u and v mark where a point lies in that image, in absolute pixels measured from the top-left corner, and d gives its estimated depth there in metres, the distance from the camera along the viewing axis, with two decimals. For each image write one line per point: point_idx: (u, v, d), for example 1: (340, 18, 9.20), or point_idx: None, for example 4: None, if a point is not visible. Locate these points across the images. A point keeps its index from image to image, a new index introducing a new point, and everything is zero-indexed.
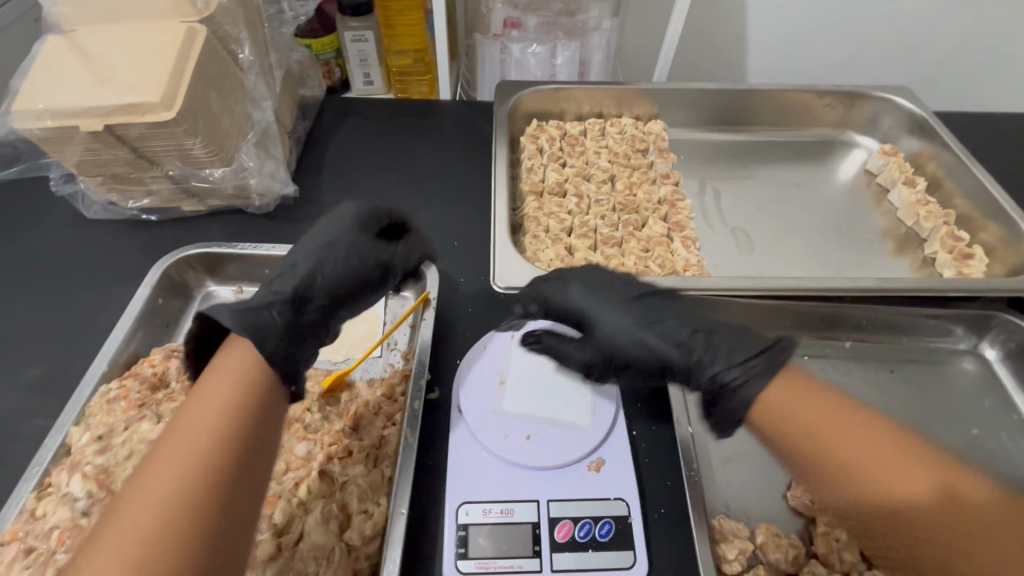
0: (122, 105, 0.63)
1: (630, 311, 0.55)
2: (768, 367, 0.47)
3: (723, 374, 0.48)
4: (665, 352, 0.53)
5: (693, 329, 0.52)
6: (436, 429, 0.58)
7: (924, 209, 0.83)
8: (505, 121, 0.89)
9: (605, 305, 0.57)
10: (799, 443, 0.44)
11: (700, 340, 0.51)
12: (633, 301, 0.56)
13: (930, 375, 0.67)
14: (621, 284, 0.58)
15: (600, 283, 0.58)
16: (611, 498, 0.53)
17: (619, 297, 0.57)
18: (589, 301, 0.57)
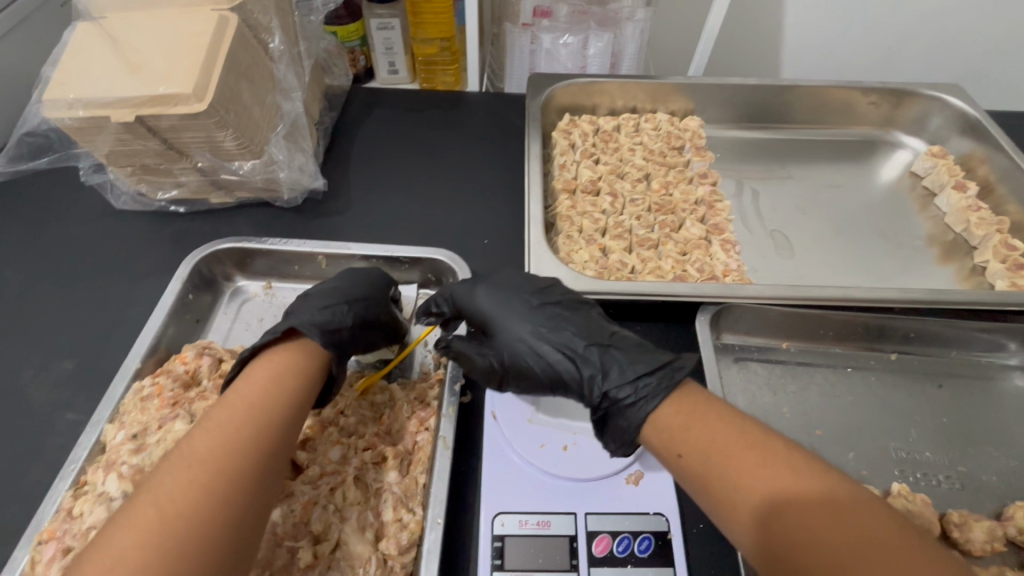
0: (153, 96, 0.61)
1: (528, 317, 0.56)
2: (660, 387, 0.49)
3: (616, 391, 0.50)
4: (554, 364, 0.54)
5: (587, 343, 0.54)
6: (469, 435, 0.57)
7: (975, 215, 0.79)
8: (538, 115, 0.86)
9: (500, 308, 0.57)
10: (688, 456, 0.44)
11: (595, 355, 0.53)
12: (531, 306, 0.57)
13: (980, 391, 0.65)
14: (518, 288, 0.58)
15: (505, 285, 0.59)
16: (650, 513, 0.52)
17: (516, 301, 0.57)
18: (487, 304, 0.58)
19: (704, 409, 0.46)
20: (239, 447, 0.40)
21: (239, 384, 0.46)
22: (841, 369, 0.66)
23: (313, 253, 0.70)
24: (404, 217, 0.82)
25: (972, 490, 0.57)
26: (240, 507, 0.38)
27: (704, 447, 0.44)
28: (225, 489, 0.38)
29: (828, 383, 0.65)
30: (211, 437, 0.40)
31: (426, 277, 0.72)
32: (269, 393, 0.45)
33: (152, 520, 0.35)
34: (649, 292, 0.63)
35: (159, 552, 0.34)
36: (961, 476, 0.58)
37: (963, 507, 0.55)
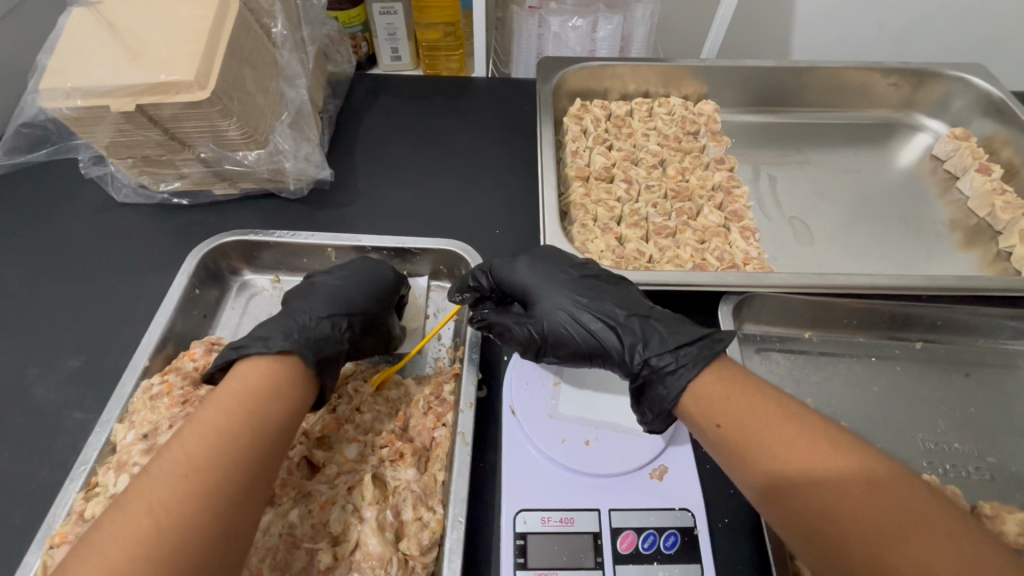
0: (153, 83, 0.59)
1: (570, 289, 0.57)
2: (700, 355, 0.50)
3: (656, 360, 0.51)
4: (593, 333, 0.55)
5: (627, 315, 0.55)
6: (487, 431, 0.56)
7: (1000, 199, 0.77)
8: (549, 100, 0.84)
9: (541, 280, 0.58)
10: (730, 432, 0.44)
11: (635, 327, 0.54)
12: (572, 279, 0.58)
13: (1008, 380, 0.63)
14: (559, 263, 0.60)
15: (546, 259, 0.60)
16: (675, 509, 0.50)
17: (558, 274, 0.59)
18: (528, 274, 0.59)
19: (743, 378, 0.48)
20: (229, 450, 0.39)
21: (235, 382, 0.44)
22: (866, 358, 0.64)
23: (322, 246, 0.68)
24: (413, 207, 0.80)
25: (1003, 481, 0.55)
26: (226, 511, 0.37)
27: (727, 410, 0.45)
28: (214, 497, 0.37)
29: (853, 374, 0.63)
30: (192, 441, 0.39)
31: (438, 268, 0.70)
32: (261, 397, 0.44)
33: (144, 527, 0.34)
34: (669, 282, 0.62)
35: (147, 563, 0.33)
36: (991, 467, 0.56)
37: (995, 499, 0.54)
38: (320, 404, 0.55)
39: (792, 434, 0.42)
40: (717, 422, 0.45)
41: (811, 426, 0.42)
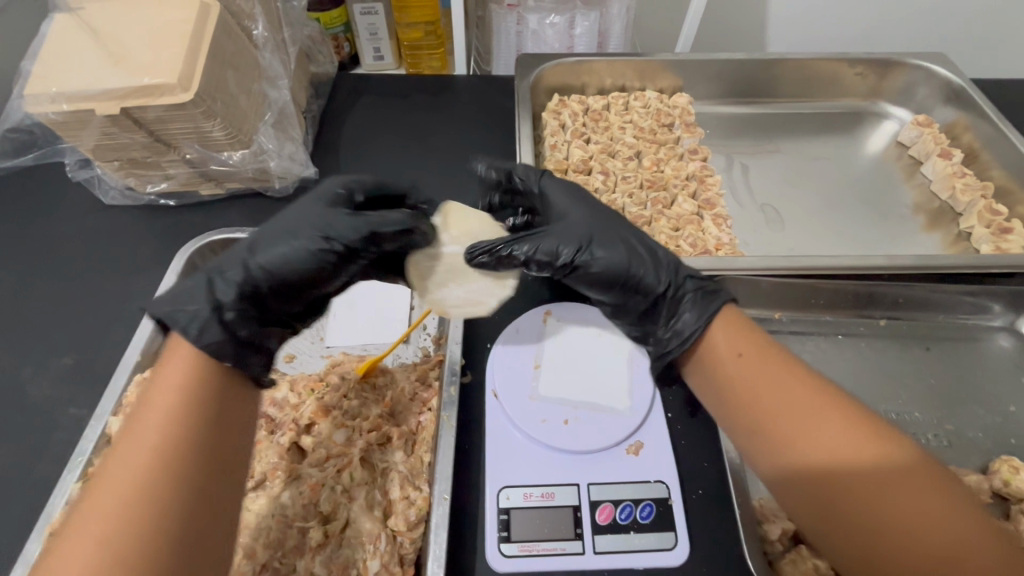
0: (138, 87, 0.61)
1: (608, 230, 0.57)
2: (718, 310, 0.53)
3: (687, 316, 0.53)
4: (630, 276, 0.55)
5: (659, 270, 0.55)
6: (471, 414, 0.58)
7: (960, 181, 0.80)
8: (527, 96, 0.86)
9: (585, 214, 0.58)
10: (753, 412, 0.48)
11: (668, 277, 0.55)
12: (611, 221, 0.58)
13: (966, 353, 0.66)
14: (599, 206, 0.60)
15: (584, 198, 0.60)
16: (650, 481, 0.53)
17: (600, 212, 0.59)
18: (573, 212, 0.58)
19: (776, 354, 0.50)
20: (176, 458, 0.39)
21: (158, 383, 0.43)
22: (833, 336, 0.67)
23: None
24: None
25: (959, 447, 0.59)
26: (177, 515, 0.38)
27: (748, 381, 0.49)
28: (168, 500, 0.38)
29: (820, 351, 0.66)
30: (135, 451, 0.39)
31: None
32: (178, 399, 0.42)
33: (102, 537, 0.35)
34: None
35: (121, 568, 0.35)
36: (949, 434, 0.60)
37: (951, 464, 0.57)
38: (307, 393, 0.57)
39: (806, 422, 0.45)
40: (743, 401, 0.49)
41: (831, 410, 0.45)
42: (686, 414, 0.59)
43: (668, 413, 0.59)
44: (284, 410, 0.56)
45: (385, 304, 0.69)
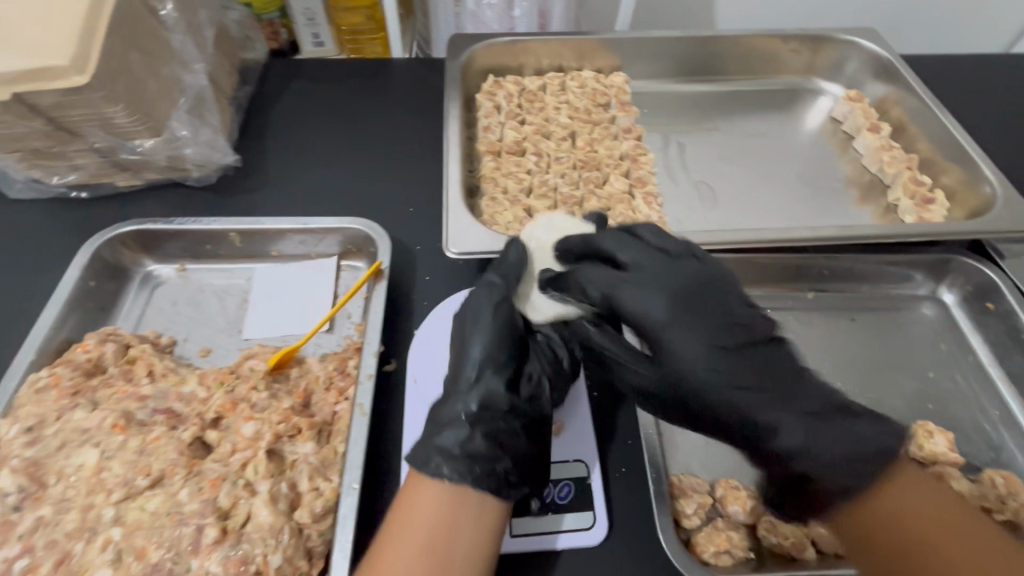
0: (27, 70, 0.57)
1: (713, 335, 0.47)
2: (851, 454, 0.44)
3: (782, 433, 0.45)
4: (700, 379, 0.47)
5: (762, 384, 0.46)
6: (391, 402, 0.57)
7: (887, 154, 0.81)
8: (457, 77, 0.84)
9: (693, 334, 0.47)
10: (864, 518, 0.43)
11: (784, 411, 0.46)
12: (727, 329, 0.47)
13: (890, 321, 0.67)
14: (736, 306, 0.48)
15: (694, 296, 0.48)
16: (570, 461, 0.53)
17: (710, 320, 0.48)
18: (684, 336, 0.47)
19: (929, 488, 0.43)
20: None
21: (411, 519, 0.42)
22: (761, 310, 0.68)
23: (225, 231, 0.67)
24: (325, 190, 0.79)
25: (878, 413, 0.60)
26: None
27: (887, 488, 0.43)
28: None
29: None
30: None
31: (347, 248, 0.70)
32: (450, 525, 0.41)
33: None
34: None
35: None
36: (869, 402, 0.61)
37: None
38: (216, 386, 0.54)
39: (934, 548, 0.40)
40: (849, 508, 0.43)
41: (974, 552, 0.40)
42: (610, 392, 0.58)
43: (592, 392, 0.58)
44: (190, 404, 0.53)
45: (308, 294, 0.67)
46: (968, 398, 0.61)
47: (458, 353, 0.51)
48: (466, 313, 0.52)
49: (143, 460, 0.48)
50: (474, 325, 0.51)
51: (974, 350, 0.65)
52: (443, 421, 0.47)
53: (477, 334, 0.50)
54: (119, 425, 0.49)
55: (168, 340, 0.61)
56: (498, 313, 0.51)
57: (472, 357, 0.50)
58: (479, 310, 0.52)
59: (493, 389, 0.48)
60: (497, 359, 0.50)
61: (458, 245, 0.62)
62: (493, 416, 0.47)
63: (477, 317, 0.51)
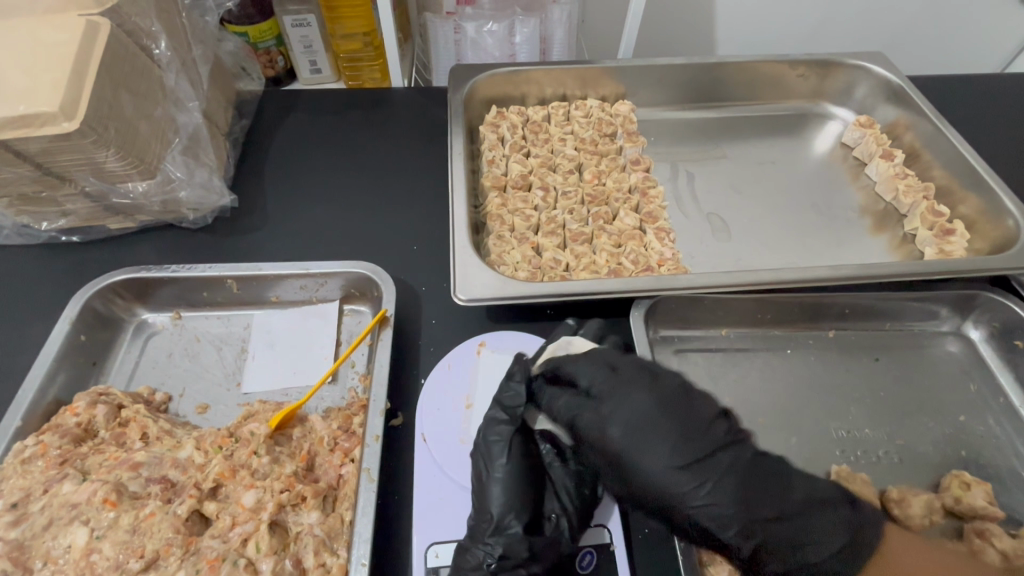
0: (12, 117, 0.54)
1: (679, 447, 0.47)
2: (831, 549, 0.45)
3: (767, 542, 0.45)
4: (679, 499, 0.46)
5: (744, 494, 0.46)
6: (400, 461, 0.54)
7: (902, 183, 0.79)
8: (460, 109, 0.82)
9: (655, 455, 0.47)
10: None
11: (766, 501, 0.46)
12: (693, 446, 0.47)
13: (914, 359, 0.65)
14: (701, 419, 0.48)
15: (663, 401, 0.49)
16: (591, 526, 0.50)
17: (671, 435, 0.47)
18: (649, 453, 0.47)
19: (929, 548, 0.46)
20: None
21: None
22: (782, 351, 0.65)
23: (222, 277, 0.64)
24: (325, 228, 0.76)
25: (910, 462, 0.57)
26: None
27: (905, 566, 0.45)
28: None
29: (769, 368, 0.64)
30: None
31: (349, 292, 0.67)
32: None
33: None
34: (580, 290, 0.60)
35: None
36: (899, 450, 0.58)
37: (902, 483, 0.56)
38: (214, 451, 0.51)
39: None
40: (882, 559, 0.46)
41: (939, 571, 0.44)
42: None
43: None
44: (187, 471, 0.50)
45: (310, 342, 0.64)
46: (1003, 443, 0.59)
47: (477, 496, 0.48)
48: (486, 457, 0.50)
49: (136, 541, 0.45)
50: (493, 468, 0.49)
51: (1004, 391, 0.63)
52: (466, 568, 0.45)
53: (497, 480, 0.48)
54: (110, 500, 0.46)
55: (162, 397, 0.59)
56: (518, 455, 0.50)
57: (493, 507, 0.47)
58: (495, 452, 0.50)
59: (515, 536, 0.46)
60: (517, 501, 0.47)
61: (467, 291, 0.59)
62: (516, 561, 0.46)
63: (493, 456, 0.49)
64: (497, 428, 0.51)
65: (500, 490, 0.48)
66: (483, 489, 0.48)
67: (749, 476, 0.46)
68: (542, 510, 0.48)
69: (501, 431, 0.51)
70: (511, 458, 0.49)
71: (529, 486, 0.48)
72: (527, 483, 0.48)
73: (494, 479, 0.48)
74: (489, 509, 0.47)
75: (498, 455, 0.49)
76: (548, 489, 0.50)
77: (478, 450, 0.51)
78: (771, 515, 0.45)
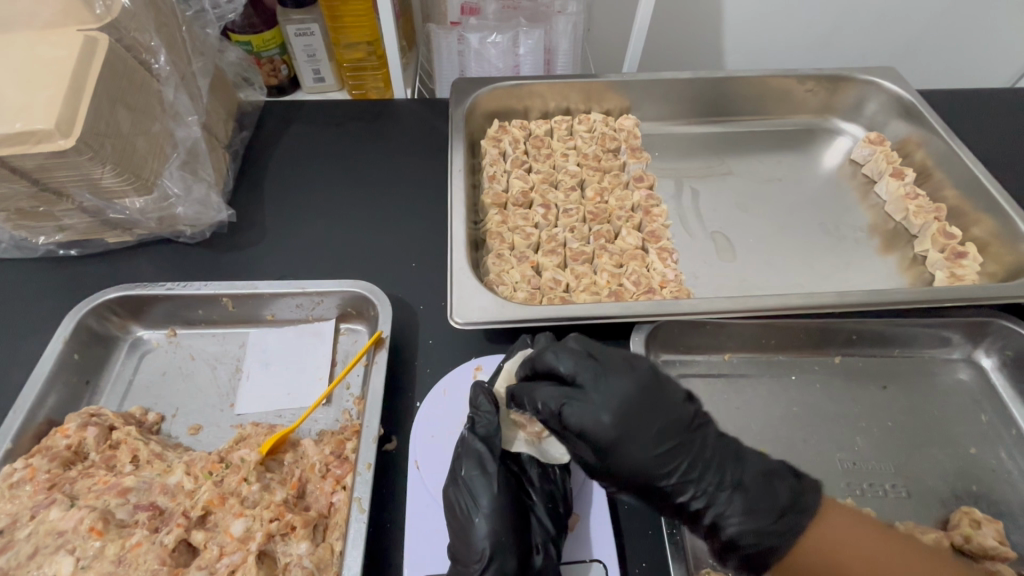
0: (7, 134, 0.53)
1: (658, 434, 0.46)
2: (785, 532, 0.43)
3: (726, 518, 0.45)
4: (654, 479, 0.46)
5: (711, 472, 0.46)
6: (394, 489, 0.53)
7: (913, 203, 0.77)
8: (462, 124, 0.81)
9: (641, 444, 0.46)
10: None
11: (725, 475, 0.46)
12: (669, 434, 0.46)
13: (923, 388, 0.63)
14: (673, 402, 0.47)
15: (640, 387, 0.47)
16: (587, 560, 0.49)
17: (652, 422, 0.46)
18: (629, 442, 0.46)
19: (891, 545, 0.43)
20: None
21: None
22: (786, 377, 0.64)
23: (217, 295, 0.63)
24: (324, 244, 0.76)
25: (918, 497, 0.55)
26: None
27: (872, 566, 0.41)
28: None
29: (773, 394, 0.62)
30: None
31: (346, 311, 0.66)
32: None
33: None
34: (579, 314, 0.58)
35: None
36: (907, 483, 0.56)
37: (909, 519, 0.54)
38: (204, 477, 0.50)
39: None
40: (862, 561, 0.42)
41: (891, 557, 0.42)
42: None
43: None
44: (176, 497, 0.49)
45: (305, 363, 0.63)
46: (1015, 478, 0.57)
47: (461, 532, 0.47)
48: (464, 490, 0.48)
49: (121, 572, 0.44)
50: (475, 502, 0.47)
51: (1016, 422, 0.61)
52: None
53: (480, 514, 0.46)
54: (96, 529, 0.45)
55: (155, 418, 0.58)
56: (503, 487, 0.48)
57: (479, 545, 0.45)
58: (478, 487, 0.48)
59: (504, 573, 0.45)
60: (506, 537, 0.46)
61: (463, 314, 0.58)
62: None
63: (476, 492, 0.48)
64: (479, 463, 0.49)
65: (482, 526, 0.46)
66: (463, 525, 0.47)
67: (697, 455, 0.46)
68: (531, 542, 0.47)
69: (481, 463, 0.49)
70: (490, 491, 0.47)
71: (514, 518, 0.47)
72: (510, 514, 0.47)
73: (474, 515, 0.47)
74: (473, 545, 0.45)
75: (482, 491, 0.48)
76: (534, 518, 0.48)
77: (454, 485, 0.49)
78: (731, 488, 0.46)
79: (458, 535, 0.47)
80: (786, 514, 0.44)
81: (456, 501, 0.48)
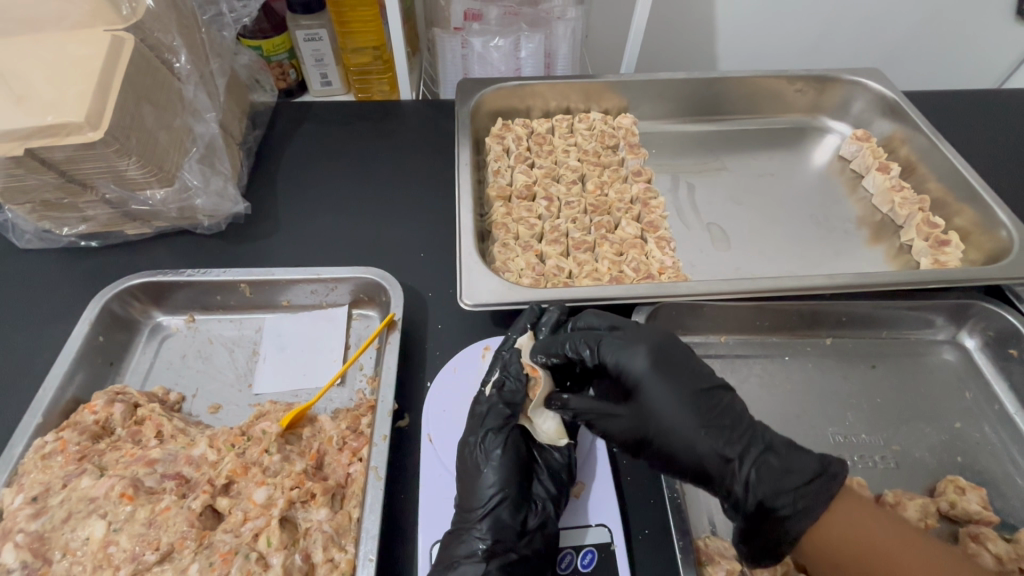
0: (40, 126, 0.56)
1: (688, 397, 0.50)
2: (820, 493, 0.46)
3: (755, 485, 0.47)
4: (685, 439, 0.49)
5: (748, 443, 0.48)
6: (407, 461, 0.56)
7: (898, 195, 0.81)
8: (467, 122, 0.84)
9: (674, 399, 0.50)
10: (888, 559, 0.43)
11: (755, 439, 0.49)
12: (698, 396, 0.50)
13: (910, 367, 0.66)
14: (702, 373, 0.51)
15: (666, 349, 0.52)
16: (592, 525, 0.51)
17: (683, 386, 0.50)
18: (666, 399, 0.50)
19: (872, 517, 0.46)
20: None
21: None
22: (779, 358, 0.67)
23: (235, 281, 0.66)
24: (335, 235, 0.79)
25: (906, 468, 0.58)
26: None
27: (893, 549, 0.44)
28: None
29: (767, 374, 0.65)
30: None
31: (358, 297, 0.69)
32: None
33: None
34: (580, 296, 0.62)
35: None
36: (896, 455, 0.59)
37: (897, 487, 0.57)
38: (227, 448, 0.53)
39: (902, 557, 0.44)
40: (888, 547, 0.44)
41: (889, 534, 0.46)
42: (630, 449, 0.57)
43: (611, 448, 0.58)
44: (200, 467, 0.52)
45: (320, 346, 0.66)
46: (998, 450, 0.60)
47: (469, 482, 0.50)
48: (477, 447, 0.51)
49: (152, 534, 0.46)
50: (485, 457, 0.50)
51: (999, 398, 0.64)
52: (457, 556, 0.47)
53: (488, 467, 0.49)
54: (127, 494, 0.48)
55: (176, 397, 0.60)
56: (510, 446, 0.51)
57: (485, 494, 0.48)
58: (489, 444, 0.50)
59: (506, 520, 0.48)
60: (511, 491, 0.49)
61: (473, 297, 0.61)
62: (506, 549, 0.47)
63: (487, 449, 0.50)
64: (496, 422, 0.52)
65: (489, 478, 0.49)
66: (470, 476, 0.50)
67: (721, 425, 0.49)
68: (534, 502, 0.49)
69: (495, 424, 0.52)
70: (501, 449, 0.50)
71: (519, 473, 0.50)
72: (517, 470, 0.50)
73: (483, 470, 0.49)
74: (478, 495, 0.48)
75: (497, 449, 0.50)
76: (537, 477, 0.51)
77: (466, 443, 0.52)
78: (756, 455, 0.48)
79: (466, 485, 0.50)
80: (807, 482, 0.46)
81: (468, 457, 0.51)
